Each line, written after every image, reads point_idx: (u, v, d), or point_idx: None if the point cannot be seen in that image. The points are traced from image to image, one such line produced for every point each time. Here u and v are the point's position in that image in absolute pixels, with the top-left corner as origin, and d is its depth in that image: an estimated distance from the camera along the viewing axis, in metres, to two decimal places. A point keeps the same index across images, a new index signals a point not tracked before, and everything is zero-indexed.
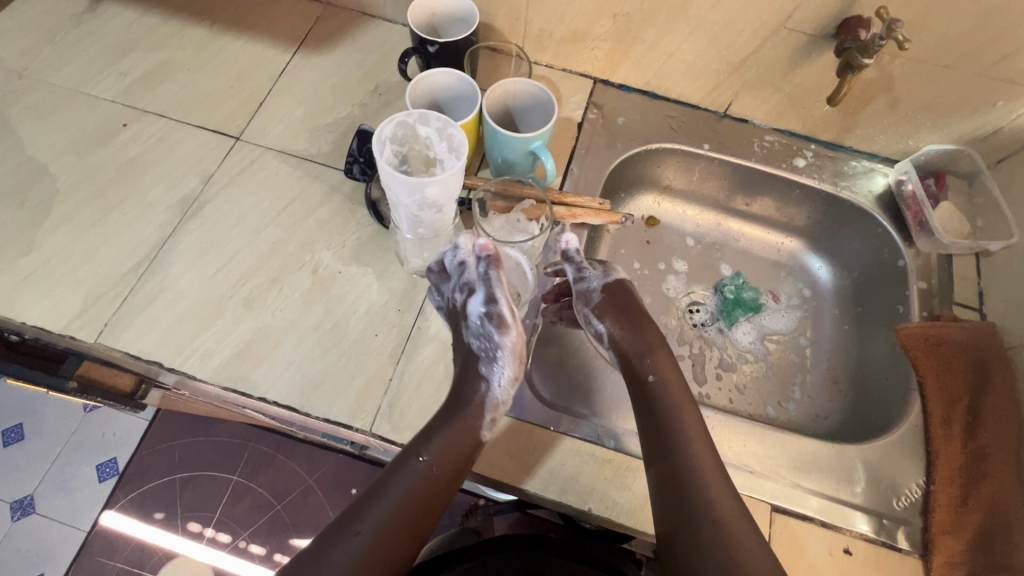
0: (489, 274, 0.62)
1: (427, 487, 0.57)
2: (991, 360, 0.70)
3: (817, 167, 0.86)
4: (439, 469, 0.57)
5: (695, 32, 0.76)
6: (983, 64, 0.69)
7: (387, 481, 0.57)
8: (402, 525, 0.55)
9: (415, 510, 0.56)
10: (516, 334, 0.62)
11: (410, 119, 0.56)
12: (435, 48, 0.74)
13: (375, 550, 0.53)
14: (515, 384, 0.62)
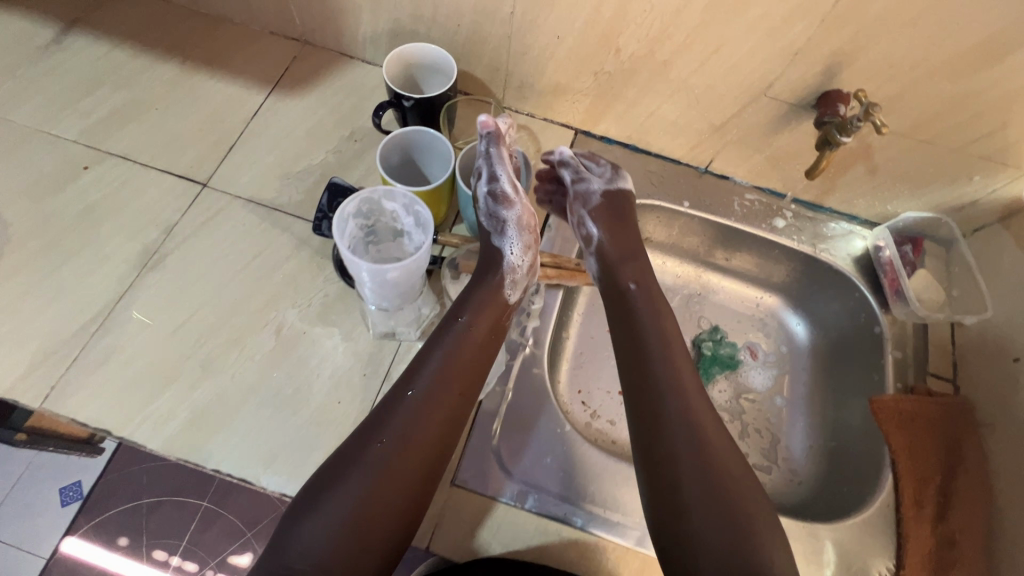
0: (490, 152, 0.69)
1: (456, 381, 0.60)
2: (964, 436, 0.70)
3: (796, 229, 0.86)
4: (467, 356, 0.62)
5: (676, 94, 0.75)
6: (961, 140, 0.68)
7: (415, 375, 0.59)
8: (432, 420, 0.57)
9: (447, 406, 0.58)
10: (520, 208, 0.68)
11: (375, 197, 0.54)
12: (411, 103, 0.72)
13: (411, 443, 0.55)
14: (528, 251, 0.68)
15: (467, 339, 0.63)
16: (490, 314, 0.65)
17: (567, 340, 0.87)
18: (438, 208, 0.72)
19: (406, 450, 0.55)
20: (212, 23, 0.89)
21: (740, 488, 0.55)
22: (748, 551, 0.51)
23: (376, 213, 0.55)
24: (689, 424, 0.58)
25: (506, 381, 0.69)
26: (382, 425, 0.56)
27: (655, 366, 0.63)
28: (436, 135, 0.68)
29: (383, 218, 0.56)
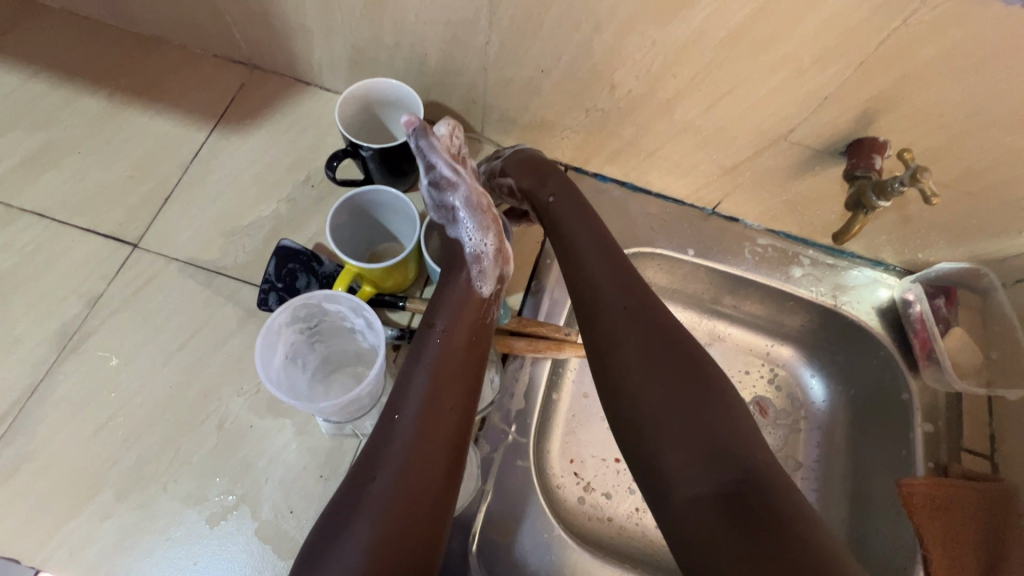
0: (420, 145, 0.59)
1: (451, 393, 0.52)
2: (1005, 528, 0.62)
3: (814, 278, 0.76)
4: (457, 365, 0.54)
5: (680, 134, 0.65)
6: (1014, 194, 0.58)
7: (400, 395, 0.51)
8: (432, 441, 0.49)
9: (447, 424, 0.51)
10: (467, 188, 0.61)
11: (315, 299, 0.47)
12: (370, 153, 0.62)
13: (412, 471, 0.47)
14: (488, 230, 0.60)
15: (453, 346, 0.55)
16: (474, 315, 0.57)
17: (557, 403, 0.78)
18: (402, 274, 0.62)
19: (407, 481, 0.47)
20: (144, 46, 0.77)
21: (770, 475, 0.46)
22: (785, 545, 0.42)
23: (318, 317, 0.48)
24: (678, 408, 0.50)
25: (486, 478, 0.61)
26: (378, 460, 0.48)
27: (623, 345, 0.54)
28: (401, 197, 0.58)
29: (327, 322, 0.49)
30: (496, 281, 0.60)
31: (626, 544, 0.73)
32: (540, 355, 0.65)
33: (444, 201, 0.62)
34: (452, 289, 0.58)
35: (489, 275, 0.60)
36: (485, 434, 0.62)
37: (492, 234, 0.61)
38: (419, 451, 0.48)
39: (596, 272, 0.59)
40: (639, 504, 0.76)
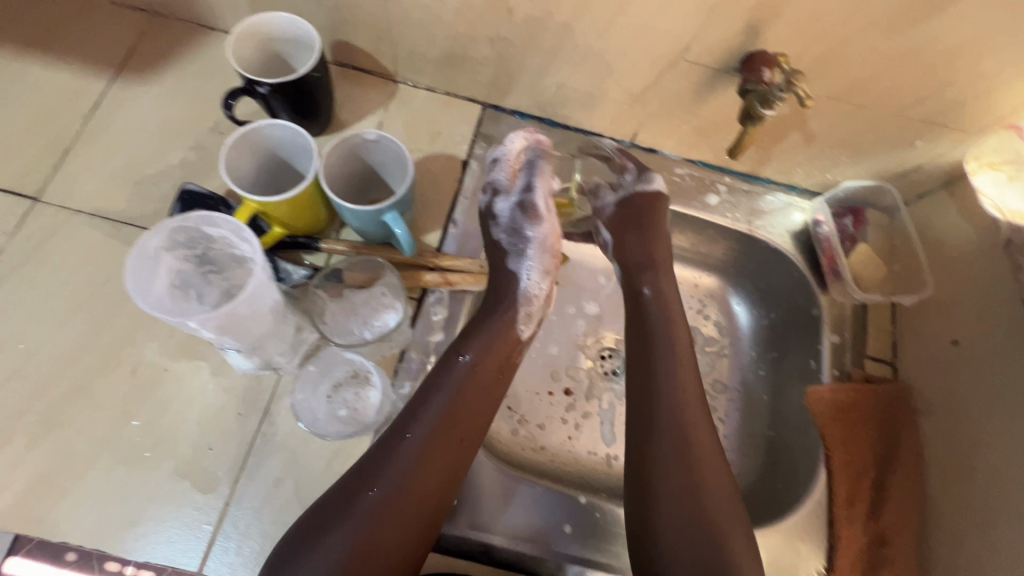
0: (533, 160, 0.67)
1: (456, 442, 0.55)
2: (902, 425, 0.66)
3: (731, 205, 0.78)
4: (472, 409, 0.57)
5: (584, 60, 0.65)
6: (900, 104, 0.60)
7: (412, 423, 0.54)
8: (428, 470, 0.52)
9: (444, 463, 0.53)
10: (548, 227, 0.66)
11: (193, 221, 0.46)
12: (267, 89, 0.61)
13: (404, 499, 0.51)
14: (547, 279, 0.64)
15: (465, 398, 0.57)
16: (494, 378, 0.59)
17: None
18: (313, 212, 0.61)
19: (404, 508, 0.51)
20: None
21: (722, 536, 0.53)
22: None
23: (201, 244, 0.48)
24: (682, 480, 0.55)
25: None
26: (382, 484, 0.51)
27: (659, 419, 0.58)
28: (295, 128, 0.56)
29: (217, 244, 0.48)
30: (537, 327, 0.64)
31: (558, 469, 0.76)
32: (456, 287, 0.66)
33: (518, 227, 0.66)
34: (473, 332, 0.60)
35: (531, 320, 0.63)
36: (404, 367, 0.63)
37: (550, 282, 0.65)
38: (416, 481, 0.52)
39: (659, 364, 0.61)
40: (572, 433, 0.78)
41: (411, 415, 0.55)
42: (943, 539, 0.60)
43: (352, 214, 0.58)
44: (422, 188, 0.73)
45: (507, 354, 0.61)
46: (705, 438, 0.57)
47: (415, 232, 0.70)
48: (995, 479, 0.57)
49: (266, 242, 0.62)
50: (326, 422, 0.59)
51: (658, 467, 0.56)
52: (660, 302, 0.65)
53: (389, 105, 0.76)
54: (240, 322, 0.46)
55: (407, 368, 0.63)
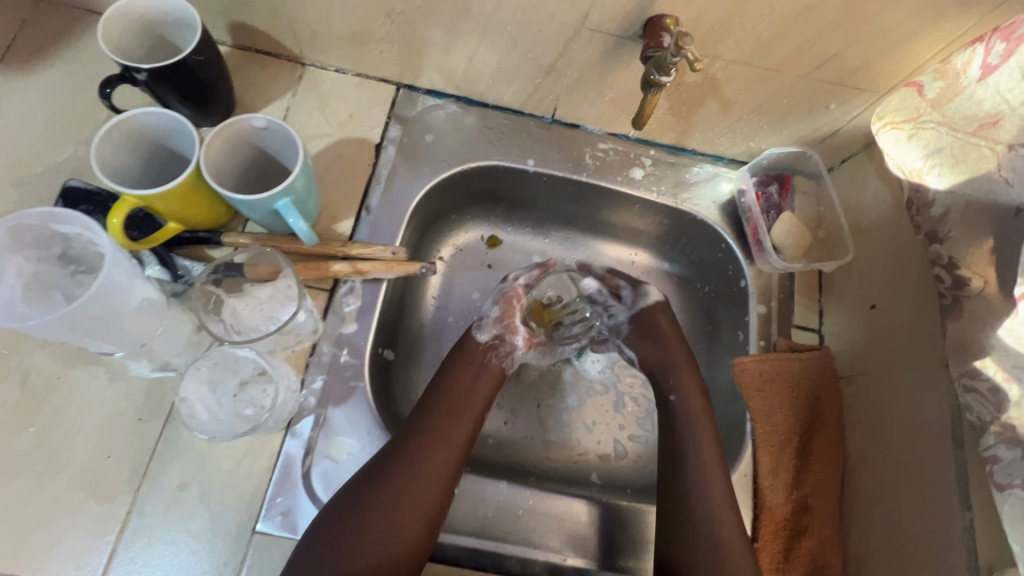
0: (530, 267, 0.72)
1: (434, 466, 0.57)
2: (824, 392, 0.65)
3: (656, 178, 0.76)
4: (455, 439, 0.60)
5: (487, 33, 0.62)
6: (808, 66, 0.59)
7: (394, 456, 0.57)
8: (405, 493, 0.55)
9: (424, 487, 0.56)
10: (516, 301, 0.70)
11: (39, 219, 0.45)
12: (145, 75, 0.56)
13: (378, 522, 0.53)
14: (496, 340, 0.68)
15: (448, 428, 0.60)
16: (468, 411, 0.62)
17: (418, 330, 0.76)
18: (205, 205, 0.58)
19: (375, 529, 0.53)
20: None
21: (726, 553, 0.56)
22: None
23: (59, 246, 0.48)
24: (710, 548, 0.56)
25: (323, 402, 0.60)
26: (369, 505, 0.54)
27: (689, 500, 0.59)
28: (173, 115, 0.53)
29: (75, 243, 0.47)
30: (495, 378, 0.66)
31: (489, 455, 0.72)
32: (368, 276, 0.64)
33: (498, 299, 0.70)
34: (455, 369, 0.65)
35: (489, 323, 0.69)
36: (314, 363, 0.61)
37: (506, 306, 0.69)
38: (393, 504, 0.55)
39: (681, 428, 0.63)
40: (507, 418, 0.76)
41: (392, 449, 0.58)
42: (860, 503, 0.60)
43: (241, 205, 0.55)
44: (334, 174, 0.70)
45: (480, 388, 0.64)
46: (717, 498, 0.58)
47: (327, 220, 0.68)
48: (903, 439, 0.57)
49: (159, 237, 0.57)
50: (226, 421, 0.56)
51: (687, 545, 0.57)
52: (679, 376, 0.67)
53: (297, 88, 0.73)
54: (101, 322, 0.45)
55: (317, 363, 0.61)
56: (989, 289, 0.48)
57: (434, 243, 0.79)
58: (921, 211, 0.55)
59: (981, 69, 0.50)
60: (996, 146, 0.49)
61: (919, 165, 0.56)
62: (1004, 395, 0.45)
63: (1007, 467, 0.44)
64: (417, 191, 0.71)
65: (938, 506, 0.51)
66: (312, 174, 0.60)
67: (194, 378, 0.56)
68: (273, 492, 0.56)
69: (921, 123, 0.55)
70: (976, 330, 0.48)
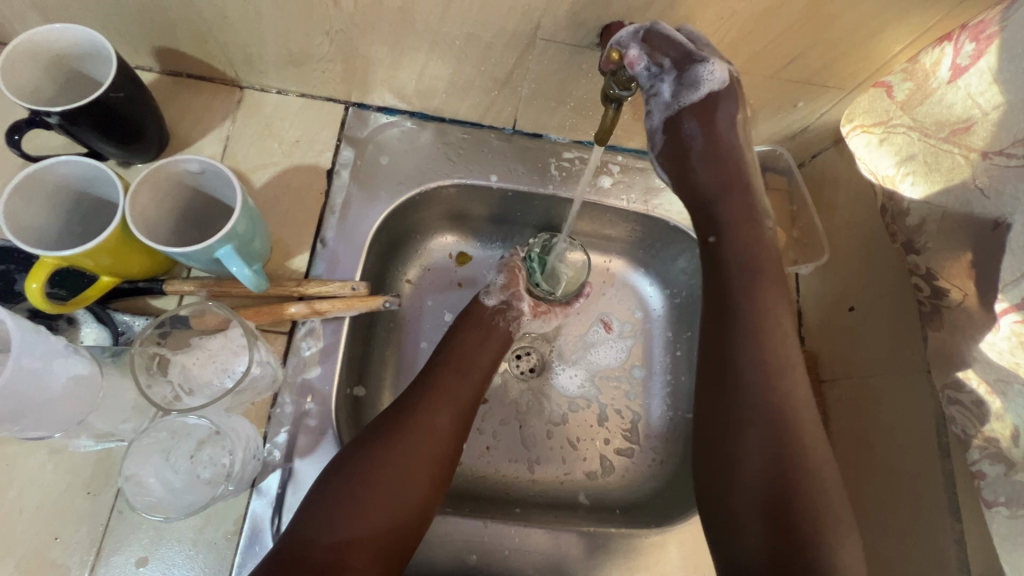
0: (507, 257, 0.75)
1: (441, 414, 0.58)
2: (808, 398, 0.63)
3: (625, 185, 0.73)
4: (459, 388, 0.61)
5: (435, 48, 0.58)
6: (774, 67, 0.56)
7: (404, 410, 0.57)
8: (416, 441, 0.55)
9: (434, 432, 0.57)
10: (515, 273, 0.73)
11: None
12: (57, 118, 0.51)
13: (389, 470, 0.53)
14: (503, 300, 0.71)
15: (452, 380, 0.61)
16: (473, 363, 0.64)
17: (390, 360, 0.72)
18: (140, 255, 0.53)
19: (390, 476, 0.53)
20: None
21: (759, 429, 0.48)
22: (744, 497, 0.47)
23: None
24: (778, 475, 0.46)
25: (289, 454, 0.56)
26: (380, 452, 0.53)
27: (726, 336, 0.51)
28: (92, 164, 0.49)
29: None
30: (503, 335, 0.69)
31: (471, 485, 0.69)
32: (327, 315, 0.60)
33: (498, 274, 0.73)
34: (464, 330, 0.68)
35: (495, 289, 0.71)
36: (275, 414, 0.57)
37: (511, 275, 0.72)
38: (405, 453, 0.54)
39: (737, 340, 0.51)
40: (490, 442, 0.73)
41: (403, 404, 0.58)
42: (847, 478, 0.59)
43: (179, 257, 0.51)
44: (284, 206, 0.66)
45: (486, 345, 0.67)
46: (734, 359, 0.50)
47: (281, 255, 0.64)
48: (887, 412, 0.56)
49: (92, 294, 0.52)
50: (183, 488, 0.51)
51: (743, 475, 0.48)
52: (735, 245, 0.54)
53: (237, 115, 0.67)
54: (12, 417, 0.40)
55: (280, 415, 0.57)
56: (969, 301, 0.46)
57: (399, 266, 0.75)
58: (897, 220, 0.53)
59: (950, 70, 0.48)
60: (969, 153, 0.47)
61: (893, 172, 0.54)
62: (986, 408, 0.44)
63: (992, 484, 0.43)
64: (376, 217, 0.67)
65: (924, 502, 0.51)
66: (255, 214, 0.56)
67: (142, 449, 0.50)
68: (242, 557, 0.53)
69: (892, 128, 0.54)
70: (956, 341, 0.47)
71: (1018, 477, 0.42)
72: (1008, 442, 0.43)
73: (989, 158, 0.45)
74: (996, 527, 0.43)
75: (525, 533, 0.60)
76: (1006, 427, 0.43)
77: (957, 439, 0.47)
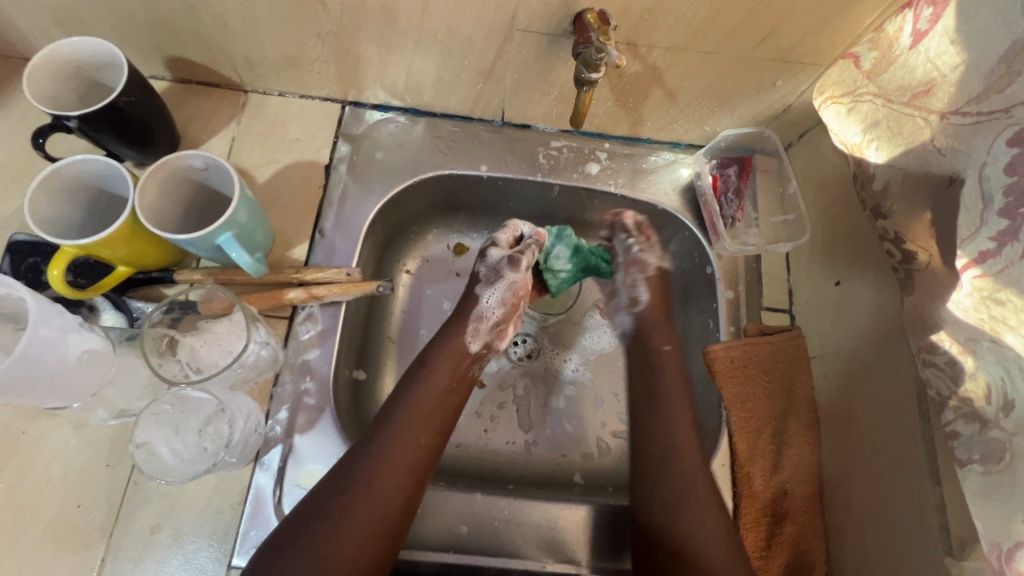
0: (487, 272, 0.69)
1: (391, 486, 0.53)
2: (796, 375, 0.64)
3: (612, 171, 0.75)
4: (407, 455, 0.56)
5: (419, 44, 0.61)
6: (747, 46, 0.57)
7: (362, 474, 0.53)
8: (369, 519, 0.51)
9: (394, 488, 0.53)
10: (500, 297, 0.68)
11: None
12: (76, 123, 0.56)
13: (338, 553, 0.49)
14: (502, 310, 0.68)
15: (403, 447, 0.56)
16: (432, 418, 0.59)
17: (389, 347, 0.75)
18: (152, 246, 0.57)
19: (353, 533, 0.50)
20: None
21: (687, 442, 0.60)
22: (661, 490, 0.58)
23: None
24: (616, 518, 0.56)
25: (289, 430, 0.60)
26: (329, 533, 0.49)
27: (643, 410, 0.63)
28: (107, 161, 0.54)
29: (5, 302, 0.46)
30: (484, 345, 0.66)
31: (470, 463, 0.72)
32: (325, 300, 0.63)
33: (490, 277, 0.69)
34: (436, 368, 0.62)
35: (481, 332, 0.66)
36: (279, 392, 0.61)
37: (504, 311, 0.68)
38: (356, 530, 0.50)
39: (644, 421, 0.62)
40: (487, 425, 0.74)
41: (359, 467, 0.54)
42: (837, 458, 0.60)
43: (184, 244, 0.55)
44: (285, 200, 0.70)
45: (450, 398, 0.61)
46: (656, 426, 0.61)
47: (282, 246, 0.68)
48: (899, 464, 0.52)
49: (109, 282, 0.57)
50: (189, 460, 0.55)
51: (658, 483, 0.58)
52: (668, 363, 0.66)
53: (242, 117, 0.72)
54: (35, 383, 0.45)
55: (282, 393, 0.61)
56: (935, 262, 0.47)
57: (397, 257, 0.78)
58: (865, 186, 0.54)
59: (912, 36, 0.48)
60: (929, 115, 0.48)
61: (860, 140, 0.55)
62: (960, 367, 0.44)
63: (967, 442, 0.44)
64: (371, 208, 0.70)
65: (908, 476, 0.51)
66: (256, 206, 0.60)
67: (153, 422, 0.55)
68: (245, 526, 0.56)
69: (859, 96, 0.54)
70: (929, 303, 0.47)
71: (992, 433, 0.42)
72: (982, 400, 0.43)
73: (947, 118, 0.46)
74: (968, 485, 0.43)
75: (519, 507, 0.62)
76: (979, 385, 0.43)
77: (934, 400, 0.47)
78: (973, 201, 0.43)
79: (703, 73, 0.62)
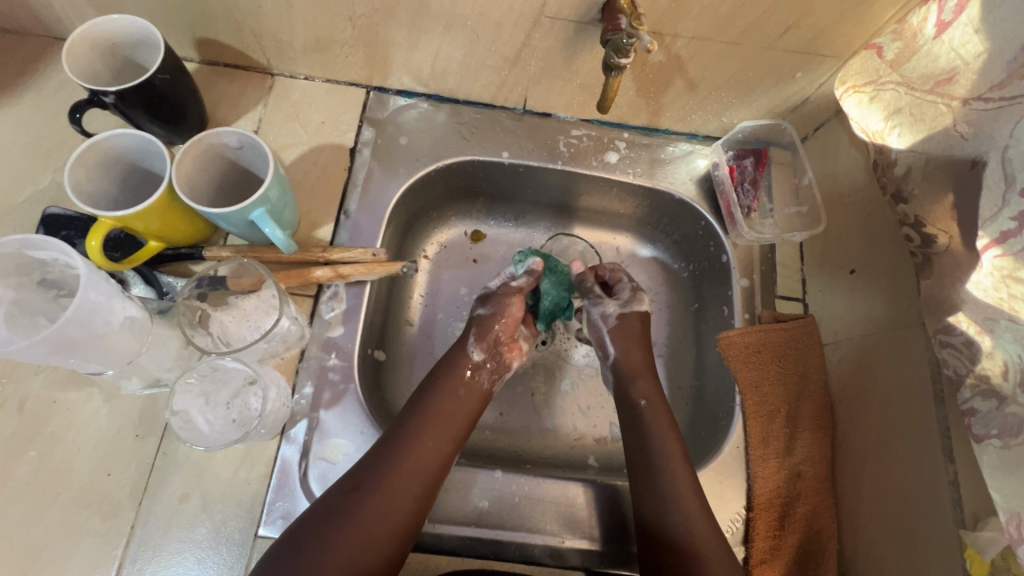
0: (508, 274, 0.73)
1: (433, 446, 0.57)
2: (810, 363, 0.65)
3: (632, 160, 0.76)
4: (455, 417, 0.60)
5: (449, 30, 0.62)
6: (770, 38, 0.59)
7: (397, 436, 0.57)
8: (412, 466, 0.55)
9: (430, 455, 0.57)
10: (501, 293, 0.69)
11: (14, 246, 0.46)
12: (113, 98, 0.57)
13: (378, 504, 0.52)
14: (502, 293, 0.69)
15: (439, 410, 0.60)
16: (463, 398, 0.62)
17: (408, 330, 0.76)
18: (185, 222, 0.58)
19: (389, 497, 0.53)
20: None
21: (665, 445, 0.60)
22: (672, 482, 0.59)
23: (36, 266, 0.48)
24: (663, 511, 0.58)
25: (314, 405, 0.61)
26: (373, 491, 0.53)
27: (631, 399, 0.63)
28: (145, 135, 0.54)
29: (52, 267, 0.48)
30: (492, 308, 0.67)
31: (487, 444, 0.73)
32: (350, 279, 0.64)
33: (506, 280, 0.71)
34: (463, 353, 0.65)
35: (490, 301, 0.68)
36: (306, 366, 0.62)
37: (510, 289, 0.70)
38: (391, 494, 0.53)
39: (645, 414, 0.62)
40: (502, 409, 0.76)
41: (394, 432, 0.58)
42: (850, 441, 0.61)
43: (218, 218, 0.56)
44: (311, 181, 0.71)
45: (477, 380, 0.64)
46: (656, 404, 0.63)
47: (308, 227, 0.69)
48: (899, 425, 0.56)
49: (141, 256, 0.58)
50: (221, 429, 0.56)
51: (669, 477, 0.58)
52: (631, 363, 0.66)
53: (267, 100, 0.73)
54: (83, 346, 0.47)
55: (307, 368, 0.62)
56: (954, 243, 0.49)
57: (417, 242, 0.79)
58: (886, 172, 0.56)
59: (936, 26, 0.50)
60: (951, 101, 0.50)
61: (881, 127, 0.57)
62: (977, 347, 0.47)
63: (984, 419, 0.46)
64: (395, 192, 0.72)
65: (923, 455, 0.53)
66: (287, 185, 0.61)
67: (185, 393, 0.55)
68: (272, 497, 0.57)
69: (881, 85, 0.56)
70: (948, 286, 0.49)
71: (1010, 409, 0.44)
72: (999, 376, 0.45)
73: (970, 104, 0.48)
74: (987, 458, 0.45)
75: (545, 487, 0.63)
76: (996, 363, 0.45)
77: (951, 380, 0.49)
78: (995, 181, 0.46)
79: (725, 63, 0.63)
